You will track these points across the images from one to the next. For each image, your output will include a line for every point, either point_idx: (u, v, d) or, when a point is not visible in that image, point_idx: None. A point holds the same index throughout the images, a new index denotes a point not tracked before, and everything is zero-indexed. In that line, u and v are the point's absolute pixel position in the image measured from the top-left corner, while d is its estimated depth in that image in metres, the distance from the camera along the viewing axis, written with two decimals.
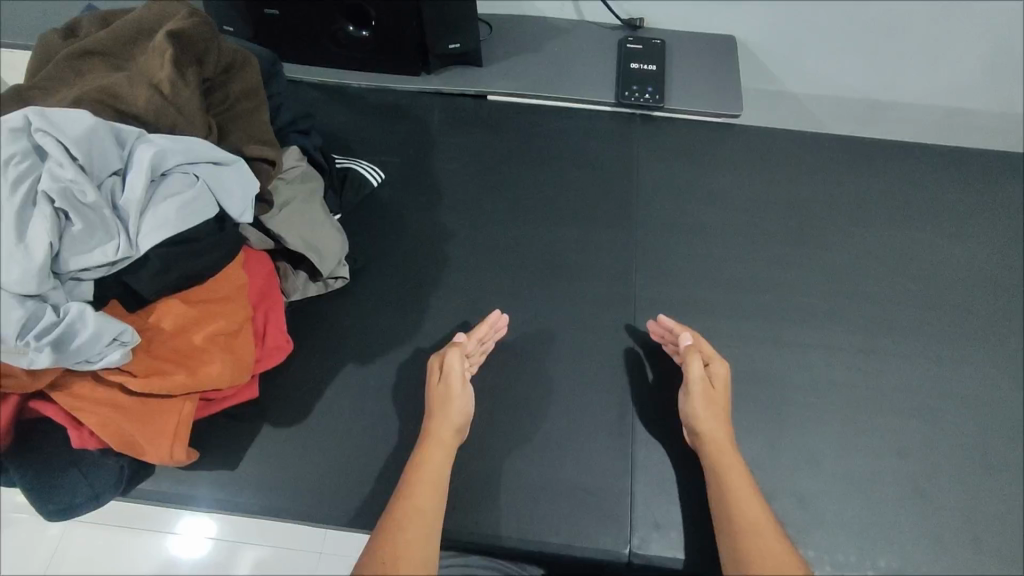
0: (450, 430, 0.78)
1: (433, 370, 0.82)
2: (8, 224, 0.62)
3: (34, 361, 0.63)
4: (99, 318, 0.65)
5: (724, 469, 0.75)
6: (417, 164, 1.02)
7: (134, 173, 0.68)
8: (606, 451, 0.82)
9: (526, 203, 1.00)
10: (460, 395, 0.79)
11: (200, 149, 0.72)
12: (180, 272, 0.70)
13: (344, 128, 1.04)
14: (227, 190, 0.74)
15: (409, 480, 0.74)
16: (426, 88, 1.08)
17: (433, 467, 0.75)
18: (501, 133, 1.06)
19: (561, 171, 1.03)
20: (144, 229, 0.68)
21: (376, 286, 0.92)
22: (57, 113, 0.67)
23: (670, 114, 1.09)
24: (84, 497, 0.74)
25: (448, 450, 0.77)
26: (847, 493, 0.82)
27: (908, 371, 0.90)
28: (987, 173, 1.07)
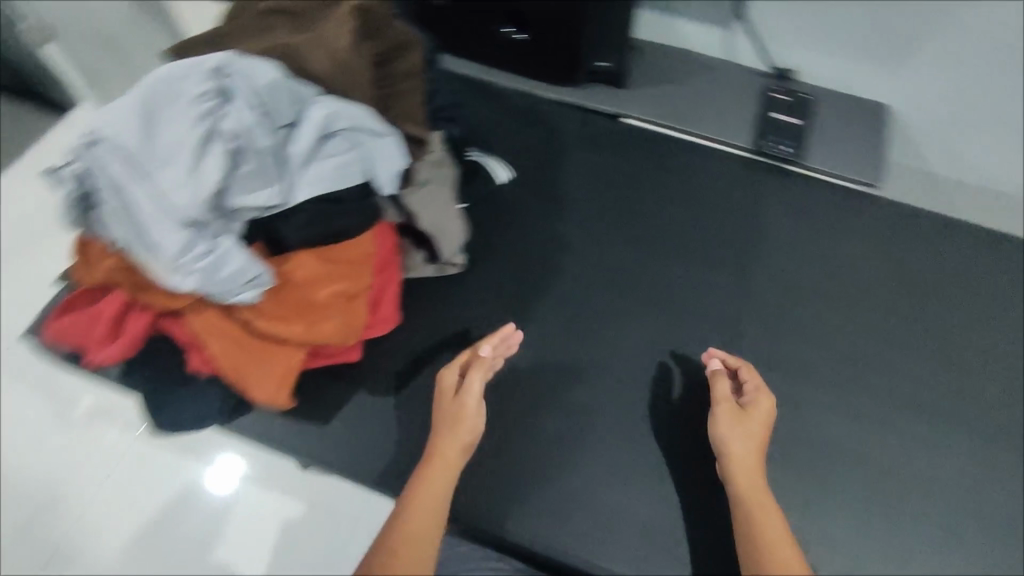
0: (456, 448, 0.76)
1: (446, 378, 0.80)
2: (188, 155, 0.67)
3: (177, 282, 0.68)
4: (239, 256, 0.69)
5: (755, 505, 0.72)
6: (546, 171, 1.04)
7: (302, 130, 0.71)
8: (680, 496, 0.82)
9: (645, 230, 1.00)
10: (470, 412, 0.77)
11: (365, 116, 0.74)
12: (325, 229, 0.74)
13: (482, 122, 1.07)
14: (381, 161, 0.76)
15: (408, 496, 0.73)
16: (566, 98, 1.10)
17: (434, 487, 0.73)
18: (632, 157, 1.07)
19: (683, 207, 1.03)
20: (301, 182, 0.72)
21: (487, 281, 0.94)
22: (249, 58, 0.71)
23: (808, 172, 1.05)
24: (188, 419, 0.79)
25: (452, 469, 0.75)
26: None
27: (1011, 492, 0.85)
28: None
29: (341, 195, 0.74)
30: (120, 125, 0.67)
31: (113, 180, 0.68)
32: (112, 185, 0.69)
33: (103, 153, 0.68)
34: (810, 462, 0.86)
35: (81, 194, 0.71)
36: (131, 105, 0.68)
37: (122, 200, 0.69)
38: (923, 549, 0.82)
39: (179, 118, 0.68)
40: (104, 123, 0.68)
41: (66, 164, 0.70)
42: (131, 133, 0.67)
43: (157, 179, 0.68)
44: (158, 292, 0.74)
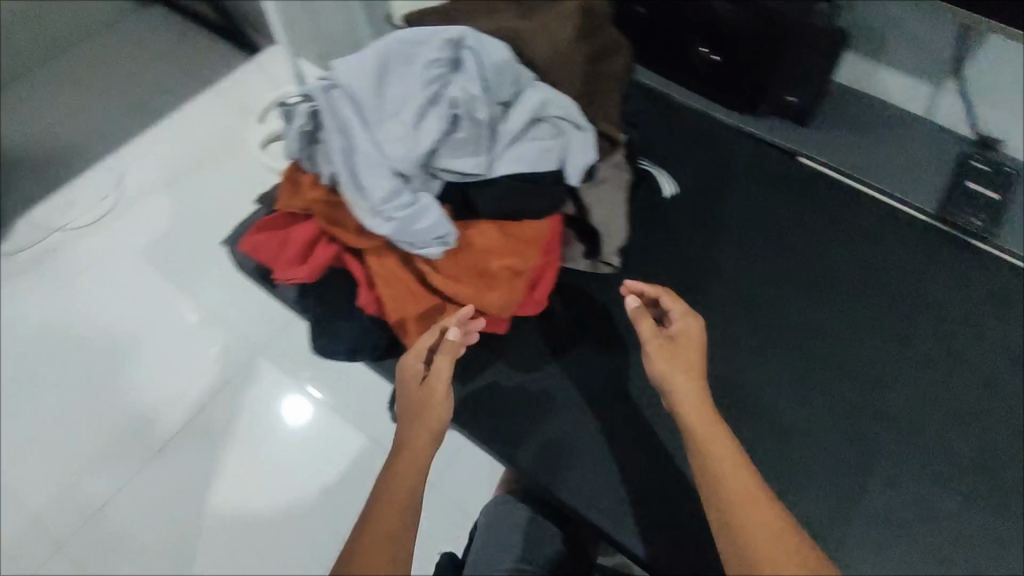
0: (426, 434, 0.69)
1: (414, 362, 0.74)
2: (412, 113, 0.73)
3: (378, 225, 0.75)
4: (435, 212, 0.75)
5: (712, 453, 0.62)
6: (711, 195, 1.04)
7: (516, 110, 0.77)
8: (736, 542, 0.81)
9: (800, 276, 0.99)
10: (438, 393, 0.71)
11: (572, 108, 0.78)
12: (514, 204, 0.78)
13: (657, 135, 1.09)
14: (577, 151, 0.79)
15: (370, 514, 0.61)
16: (743, 126, 1.10)
17: (403, 489, 0.63)
18: (802, 199, 1.05)
19: (842, 261, 1.00)
20: (501, 158, 0.77)
21: (636, 291, 0.97)
22: (483, 37, 0.77)
23: (992, 251, 0.99)
24: (343, 350, 0.85)
25: (425, 458, 0.67)
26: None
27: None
28: None
29: (534, 185, 0.78)
30: (361, 76, 0.75)
31: (341, 123, 0.76)
32: (338, 127, 0.76)
33: (339, 99, 0.76)
34: (931, 548, 0.83)
35: (306, 130, 0.80)
36: (373, 61, 0.75)
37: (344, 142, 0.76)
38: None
39: (413, 79, 0.75)
40: (345, 72, 0.76)
41: (304, 104, 0.79)
42: (368, 85, 0.75)
43: (381, 129, 0.75)
44: (350, 230, 0.81)
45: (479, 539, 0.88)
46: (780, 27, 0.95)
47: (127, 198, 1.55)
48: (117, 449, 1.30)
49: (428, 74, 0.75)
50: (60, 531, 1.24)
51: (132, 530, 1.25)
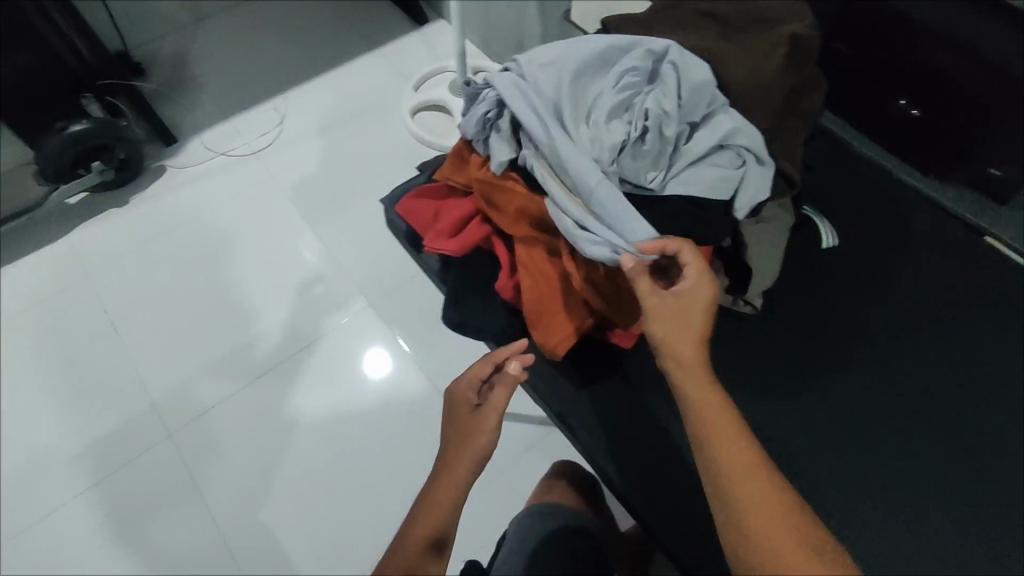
0: (470, 458, 0.72)
1: (467, 388, 0.78)
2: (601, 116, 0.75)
3: (579, 237, 0.75)
4: (639, 219, 0.73)
5: (719, 446, 0.59)
6: (875, 255, 0.97)
7: (704, 133, 0.76)
8: None
9: (962, 363, 0.90)
10: (484, 422, 0.74)
11: (759, 142, 0.77)
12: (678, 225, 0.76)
13: (828, 181, 1.03)
14: (753, 185, 0.76)
15: (410, 527, 0.68)
16: (926, 190, 1.01)
17: (440, 507, 0.68)
18: (983, 283, 0.95)
19: (1013, 359, 0.90)
20: (677, 177, 0.76)
21: (773, 336, 0.92)
22: (686, 55, 0.78)
23: None
24: (474, 327, 0.89)
25: (465, 482, 0.71)
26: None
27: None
28: None
29: (700, 217, 0.76)
30: (559, 80, 0.77)
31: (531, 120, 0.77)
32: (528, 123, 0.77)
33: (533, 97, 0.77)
34: None
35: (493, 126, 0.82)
36: (572, 63, 0.77)
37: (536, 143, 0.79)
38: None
39: (611, 88, 0.76)
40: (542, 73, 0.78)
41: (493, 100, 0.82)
42: (564, 88, 0.77)
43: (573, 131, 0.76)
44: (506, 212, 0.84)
45: (508, 546, 0.98)
46: (1002, 92, 0.87)
47: (287, 140, 1.69)
48: (234, 361, 1.42)
49: (626, 87, 0.76)
50: (168, 419, 1.36)
51: (226, 436, 1.34)
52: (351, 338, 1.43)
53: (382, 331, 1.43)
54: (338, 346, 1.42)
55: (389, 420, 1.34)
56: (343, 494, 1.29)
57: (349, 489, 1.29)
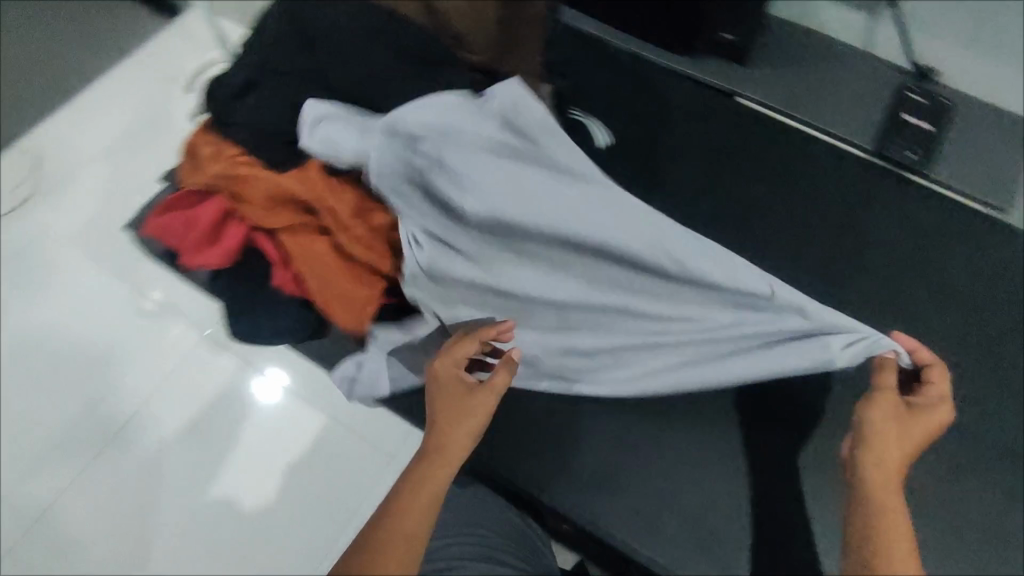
0: (461, 440, 0.68)
1: (452, 363, 0.72)
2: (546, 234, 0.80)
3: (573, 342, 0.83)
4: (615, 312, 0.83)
5: (890, 509, 0.60)
6: (646, 140, 1.00)
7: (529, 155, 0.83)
8: (646, 502, 0.82)
9: (739, 219, 0.96)
10: (473, 399, 0.70)
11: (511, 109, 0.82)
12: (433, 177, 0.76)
13: (588, 80, 1.03)
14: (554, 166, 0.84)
15: (393, 501, 0.64)
16: (679, 67, 1.05)
17: (428, 489, 0.65)
18: (743, 140, 1.00)
19: (782, 201, 0.96)
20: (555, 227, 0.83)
21: None
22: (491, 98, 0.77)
23: (931, 183, 0.98)
24: (269, 335, 0.82)
25: (454, 463, 0.68)
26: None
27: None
28: None
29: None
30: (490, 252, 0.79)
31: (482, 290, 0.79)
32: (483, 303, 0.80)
33: (527, 284, 0.78)
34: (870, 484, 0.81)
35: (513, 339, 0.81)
36: (467, 189, 0.75)
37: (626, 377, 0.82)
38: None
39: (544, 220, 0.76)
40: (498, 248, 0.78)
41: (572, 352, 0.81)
42: (544, 255, 0.78)
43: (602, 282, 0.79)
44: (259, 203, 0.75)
45: None
46: None
47: None
48: (38, 450, 1.20)
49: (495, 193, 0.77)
50: None
51: (83, 540, 1.15)
52: (203, 378, 1.22)
53: (230, 358, 1.23)
54: (179, 394, 1.21)
55: (270, 455, 1.18)
56: (208, 550, 1.14)
57: (242, 547, 1.14)
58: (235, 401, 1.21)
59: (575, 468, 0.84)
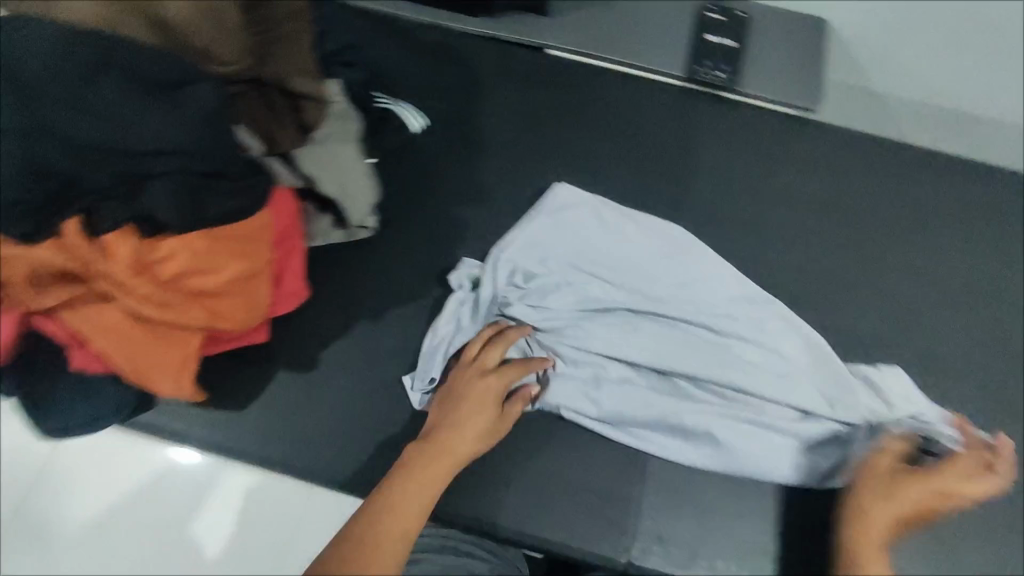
0: (464, 446, 0.69)
1: (474, 365, 0.74)
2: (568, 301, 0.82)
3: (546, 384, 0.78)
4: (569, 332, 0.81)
5: (862, 553, 0.64)
6: (462, 112, 0.96)
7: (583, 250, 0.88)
8: (538, 486, 0.76)
9: (573, 173, 0.94)
10: (492, 402, 0.72)
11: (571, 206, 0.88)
12: (217, 213, 0.67)
13: (390, 63, 0.98)
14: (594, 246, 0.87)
15: (387, 497, 0.63)
16: (482, 31, 1.01)
17: (421, 487, 0.64)
18: (560, 92, 0.99)
19: (609, 146, 0.96)
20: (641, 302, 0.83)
21: (403, 238, 0.86)
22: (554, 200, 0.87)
23: (742, 98, 1.00)
24: (82, 421, 0.71)
25: (454, 465, 0.68)
26: (910, 540, 0.76)
27: (976, 409, 0.83)
28: None
29: (226, 163, 0.68)
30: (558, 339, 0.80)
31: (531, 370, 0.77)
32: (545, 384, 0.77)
33: (580, 339, 0.79)
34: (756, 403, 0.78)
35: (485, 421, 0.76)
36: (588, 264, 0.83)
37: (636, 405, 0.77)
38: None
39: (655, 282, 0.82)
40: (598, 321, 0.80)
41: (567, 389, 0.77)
42: (616, 314, 0.81)
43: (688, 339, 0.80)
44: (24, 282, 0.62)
45: None
46: None
47: None
48: None
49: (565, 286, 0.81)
50: None
51: None
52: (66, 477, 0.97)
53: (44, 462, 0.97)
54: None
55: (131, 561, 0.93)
56: None
57: None
58: (79, 504, 0.95)
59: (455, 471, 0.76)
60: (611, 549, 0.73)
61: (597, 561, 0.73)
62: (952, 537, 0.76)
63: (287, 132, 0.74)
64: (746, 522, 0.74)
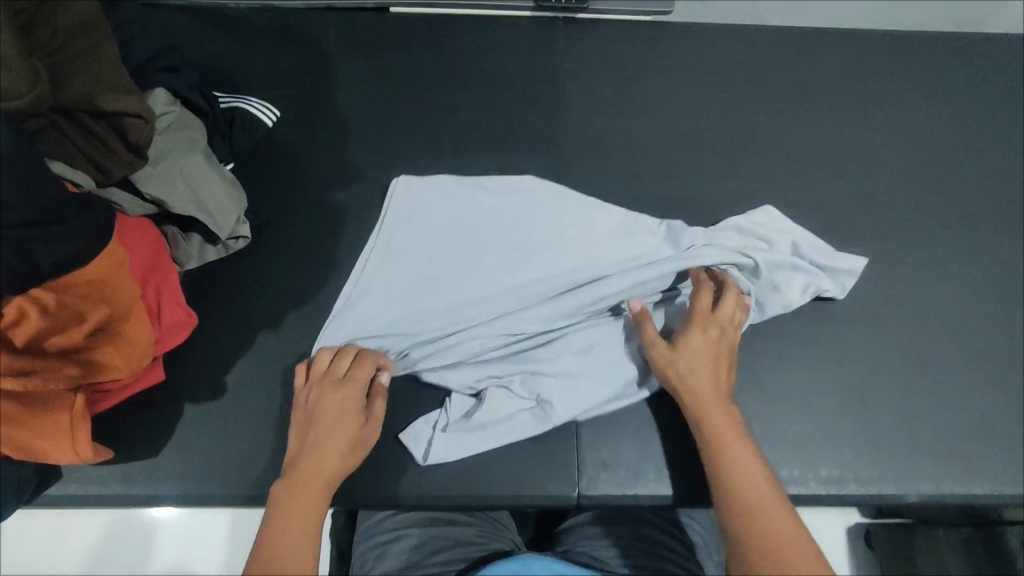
0: (326, 468, 0.66)
1: (326, 373, 0.71)
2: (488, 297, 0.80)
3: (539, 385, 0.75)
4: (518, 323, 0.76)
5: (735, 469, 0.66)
6: (315, 95, 0.91)
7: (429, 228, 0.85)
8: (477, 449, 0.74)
9: (443, 130, 0.91)
10: (354, 409, 0.69)
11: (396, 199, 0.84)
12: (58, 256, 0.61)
13: (226, 60, 0.92)
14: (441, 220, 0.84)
15: (267, 541, 0.60)
16: (316, 2, 0.96)
17: (303, 520, 0.62)
18: (411, 50, 0.95)
19: (473, 94, 0.93)
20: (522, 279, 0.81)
21: (284, 240, 0.83)
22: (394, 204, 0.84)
23: (595, 16, 0.98)
24: None
25: (322, 490, 0.64)
26: (836, 400, 0.78)
27: (878, 264, 0.85)
28: (954, 45, 0.96)
29: (55, 203, 0.60)
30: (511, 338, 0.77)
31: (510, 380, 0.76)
32: (532, 384, 0.75)
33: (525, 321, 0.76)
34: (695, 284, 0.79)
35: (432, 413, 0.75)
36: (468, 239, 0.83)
37: (590, 377, 0.75)
38: (825, 354, 0.80)
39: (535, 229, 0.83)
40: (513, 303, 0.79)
41: (520, 376, 0.76)
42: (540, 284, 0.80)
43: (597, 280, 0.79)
44: None
45: None
46: None
47: None
48: None
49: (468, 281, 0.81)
50: None
51: None
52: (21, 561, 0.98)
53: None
54: None
55: None
56: None
57: None
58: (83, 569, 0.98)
59: (391, 455, 0.74)
60: (560, 488, 0.73)
61: (550, 503, 0.73)
62: (873, 387, 0.79)
63: (119, 156, 0.68)
64: (682, 425, 0.76)
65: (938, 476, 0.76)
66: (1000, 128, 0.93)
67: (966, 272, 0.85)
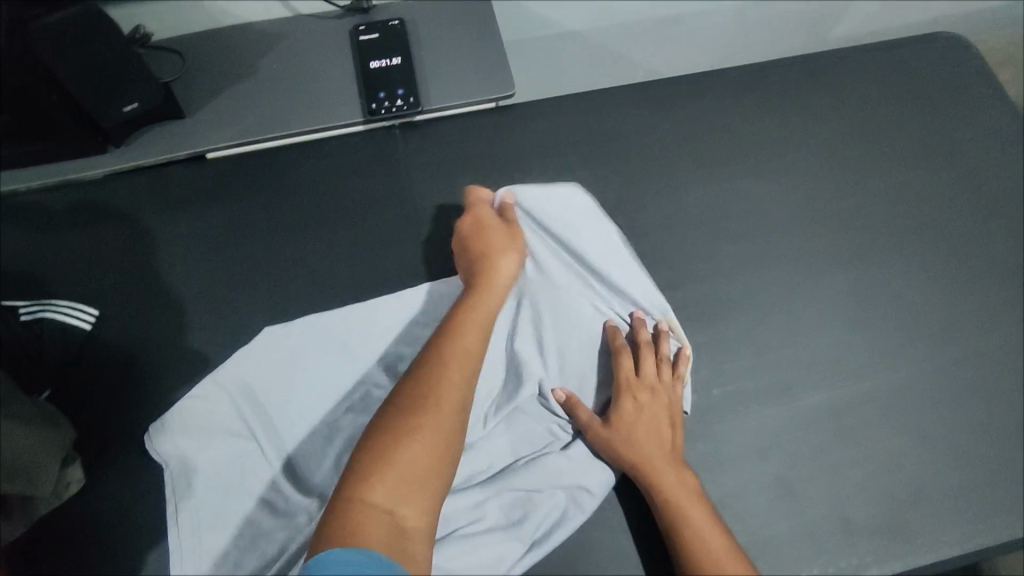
0: (487, 308, 0.72)
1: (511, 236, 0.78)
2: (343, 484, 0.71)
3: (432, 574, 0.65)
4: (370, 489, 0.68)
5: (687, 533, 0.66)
6: (136, 277, 0.81)
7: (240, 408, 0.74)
8: None
9: (290, 283, 0.81)
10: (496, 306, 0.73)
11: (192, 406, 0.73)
12: None
13: (25, 261, 0.80)
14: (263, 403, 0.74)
15: (427, 379, 0.65)
16: (119, 166, 0.85)
17: (465, 356, 0.67)
18: (240, 198, 0.85)
19: (316, 233, 0.84)
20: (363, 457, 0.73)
21: (125, 464, 0.72)
22: (191, 408, 0.73)
23: (434, 115, 0.89)
24: None
25: (484, 330, 0.70)
26: (765, 499, 0.72)
27: (777, 331, 0.80)
28: (801, 79, 0.95)
29: None
30: None
31: None
32: None
33: None
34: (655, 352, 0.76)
35: None
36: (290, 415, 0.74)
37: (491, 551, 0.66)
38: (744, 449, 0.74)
39: (360, 355, 0.77)
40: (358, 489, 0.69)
41: None
42: None
43: None
44: None
45: None
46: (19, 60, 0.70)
47: None
48: None
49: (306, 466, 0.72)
50: None
51: None
52: None
53: None
54: None
55: None
56: None
57: None
58: None
59: None
60: None
61: None
62: (797, 472, 0.74)
63: None
64: None
65: (878, 556, 0.71)
66: (863, 156, 0.91)
67: (865, 317, 0.82)
